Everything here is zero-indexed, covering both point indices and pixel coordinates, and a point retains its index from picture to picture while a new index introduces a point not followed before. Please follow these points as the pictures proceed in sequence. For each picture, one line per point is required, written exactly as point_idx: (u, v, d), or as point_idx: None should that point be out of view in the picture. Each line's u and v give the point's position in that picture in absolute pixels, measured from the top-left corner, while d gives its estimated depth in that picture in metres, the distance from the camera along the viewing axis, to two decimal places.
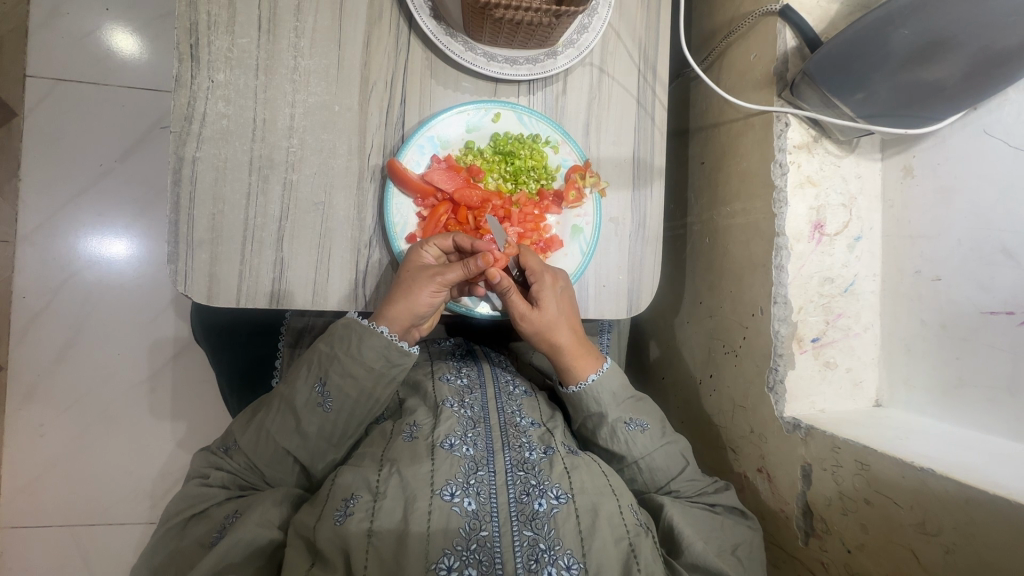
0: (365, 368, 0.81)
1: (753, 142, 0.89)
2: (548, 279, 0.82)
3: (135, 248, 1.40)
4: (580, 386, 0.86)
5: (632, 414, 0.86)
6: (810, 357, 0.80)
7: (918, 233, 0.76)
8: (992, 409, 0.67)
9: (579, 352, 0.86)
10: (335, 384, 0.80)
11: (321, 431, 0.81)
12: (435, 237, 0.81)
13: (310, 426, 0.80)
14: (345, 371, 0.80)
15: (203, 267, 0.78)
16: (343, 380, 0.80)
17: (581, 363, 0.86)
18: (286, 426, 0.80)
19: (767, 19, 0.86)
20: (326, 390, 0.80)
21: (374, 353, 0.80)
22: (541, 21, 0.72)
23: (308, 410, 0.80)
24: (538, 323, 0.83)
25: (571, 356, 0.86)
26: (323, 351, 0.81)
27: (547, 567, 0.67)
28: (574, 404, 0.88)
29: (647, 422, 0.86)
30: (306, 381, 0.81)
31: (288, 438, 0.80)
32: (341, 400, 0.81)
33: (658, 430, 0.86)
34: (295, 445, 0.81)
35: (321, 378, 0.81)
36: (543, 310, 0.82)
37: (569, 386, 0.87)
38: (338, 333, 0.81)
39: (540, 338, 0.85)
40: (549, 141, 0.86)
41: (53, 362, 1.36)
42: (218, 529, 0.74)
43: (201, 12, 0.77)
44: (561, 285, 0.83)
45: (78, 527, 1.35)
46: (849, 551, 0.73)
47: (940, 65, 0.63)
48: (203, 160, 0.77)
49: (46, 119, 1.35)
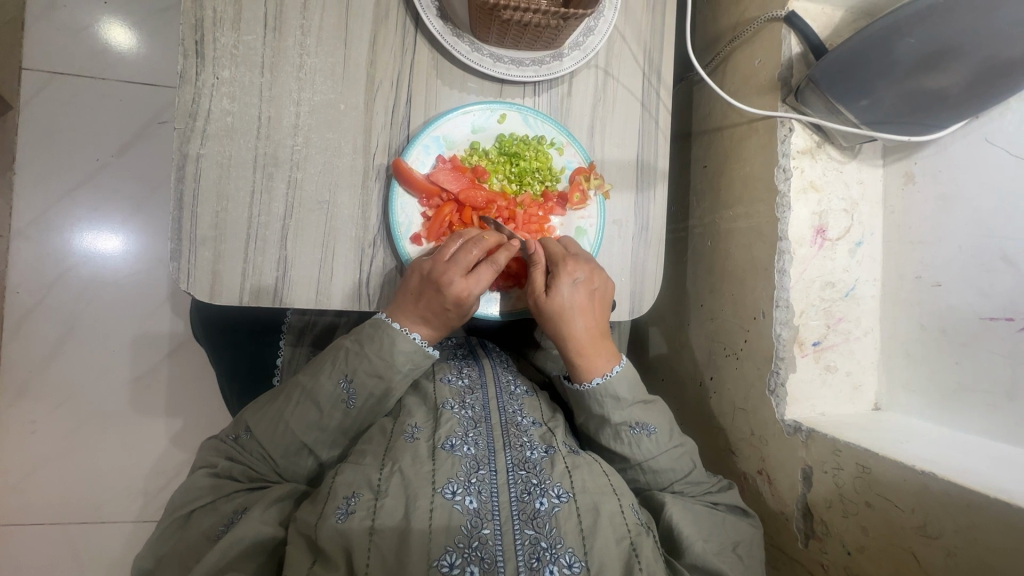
0: (393, 368, 0.82)
1: (757, 147, 0.89)
2: (569, 267, 0.82)
3: (130, 244, 1.39)
4: (586, 385, 0.84)
5: (639, 418, 0.85)
6: (811, 361, 0.81)
7: (918, 240, 0.77)
8: (991, 414, 0.68)
9: (593, 351, 0.85)
10: (361, 382, 0.81)
11: (342, 426, 0.82)
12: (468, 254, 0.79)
13: (332, 421, 0.81)
14: (373, 370, 0.81)
15: (206, 265, 0.78)
16: (369, 379, 0.81)
17: (591, 360, 0.85)
18: (306, 419, 0.80)
19: (771, 25, 0.87)
20: (351, 387, 0.81)
21: (404, 356, 0.81)
22: (548, 23, 0.73)
23: (332, 406, 0.81)
24: (555, 305, 0.83)
25: (582, 350, 0.85)
26: (349, 348, 0.81)
27: (548, 565, 0.67)
28: (578, 402, 0.87)
29: (654, 426, 0.85)
30: (330, 376, 0.81)
31: (307, 432, 0.80)
32: (364, 398, 0.82)
33: (666, 434, 0.85)
34: (314, 439, 0.81)
35: (347, 375, 0.81)
36: (555, 295, 0.82)
37: (575, 383, 0.86)
38: (367, 331, 0.81)
39: (557, 325, 0.84)
40: (554, 142, 0.86)
41: (47, 358, 1.34)
42: (225, 522, 0.73)
43: (207, 8, 0.76)
44: (581, 278, 0.82)
45: (70, 526, 1.34)
46: (849, 553, 0.74)
47: (943, 74, 0.64)
48: (208, 156, 0.77)
49: (41, 112, 1.33)
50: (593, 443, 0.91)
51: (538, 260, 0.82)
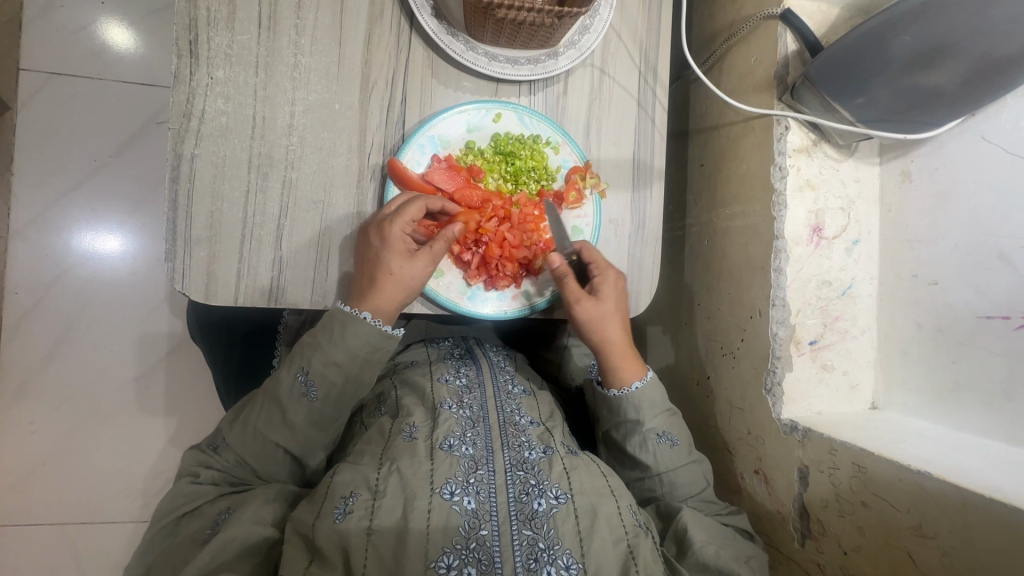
0: (348, 355, 0.80)
1: (753, 145, 0.89)
2: (610, 275, 0.85)
3: (127, 244, 1.39)
4: (624, 391, 0.86)
5: (666, 428, 0.86)
6: (808, 360, 0.81)
7: (915, 238, 0.76)
8: (988, 413, 0.68)
9: (627, 355, 0.87)
10: (318, 373, 0.79)
11: (308, 420, 0.80)
12: (407, 211, 0.77)
13: (297, 416, 0.79)
14: (328, 360, 0.79)
15: (201, 265, 0.78)
16: (326, 369, 0.79)
17: (629, 367, 0.87)
18: (273, 419, 0.80)
19: (768, 22, 0.86)
20: (308, 379, 0.79)
21: (358, 341, 0.79)
22: (543, 22, 0.72)
23: (292, 401, 0.79)
24: (594, 313, 0.84)
25: (619, 356, 0.87)
26: (306, 343, 0.80)
27: (545, 567, 0.67)
28: (609, 408, 0.89)
29: (677, 438, 0.86)
30: (289, 372, 0.80)
31: (275, 431, 0.80)
32: (325, 388, 0.80)
33: (687, 448, 0.87)
34: (284, 437, 0.80)
35: (304, 368, 0.79)
36: (602, 298, 0.84)
37: (610, 390, 0.87)
38: (322, 323, 0.80)
39: (593, 332, 0.85)
40: (550, 141, 0.86)
41: (46, 359, 1.34)
42: (211, 525, 0.74)
43: (201, 8, 0.76)
44: (621, 284, 0.86)
45: (69, 526, 1.34)
46: (845, 553, 0.73)
47: (940, 71, 0.64)
48: (202, 156, 0.77)
49: (39, 112, 1.33)
50: (613, 454, 0.92)
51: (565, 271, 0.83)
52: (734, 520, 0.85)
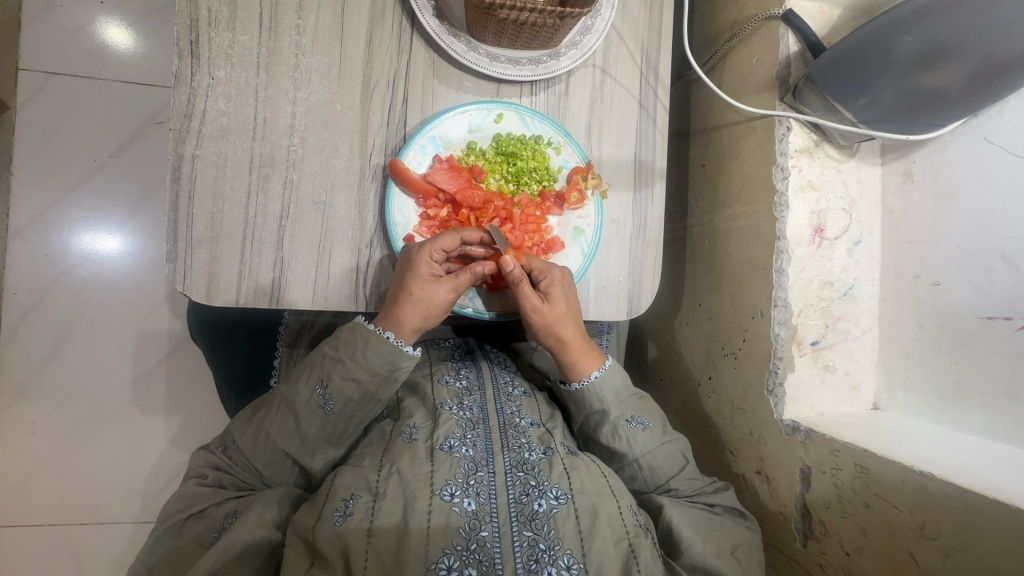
0: (368, 373, 0.80)
1: (755, 146, 0.89)
2: (557, 276, 0.82)
3: (127, 244, 1.39)
4: (583, 383, 0.86)
5: (634, 412, 0.87)
6: (809, 361, 0.81)
7: (917, 239, 0.76)
8: (991, 414, 0.68)
9: (585, 349, 0.86)
10: (337, 387, 0.80)
11: (321, 432, 0.81)
12: (441, 239, 0.78)
13: (311, 427, 0.80)
14: (349, 375, 0.80)
15: (202, 266, 0.77)
16: (345, 384, 0.80)
17: (586, 360, 0.87)
18: (286, 428, 0.80)
19: (769, 23, 0.86)
20: (327, 392, 0.80)
21: (379, 359, 0.80)
22: (545, 22, 0.72)
23: (308, 412, 0.80)
24: (551, 317, 0.82)
25: (575, 352, 0.86)
26: (327, 354, 0.81)
27: (546, 567, 0.66)
28: (576, 403, 0.89)
29: (648, 420, 0.87)
30: (307, 383, 0.80)
31: (287, 440, 0.80)
32: (342, 403, 0.80)
33: (659, 429, 0.87)
34: (295, 447, 0.80)
35: (323, 381, 0.80)
36: (554, 304, 0.82)
37: (572, 384, 0.88)
38: (344, 337, 0.81)
39: (548, 334, 0.84)
40: (552, 142, 0.86)
41: (45, 359, 1.34)
42: (217, 528, 0.73)
43: (202, 8, 0.76)
44: (568, 280, 0.84)
45: (68, 527, 1.34)
46: (847, 553, 0.73)
47: (943, 72, 0.64)
48: (203, 157, 0.77)
49: (38, 112, 1.33)
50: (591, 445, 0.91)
51: (519, 284, 0.79)
52: (721, 500, 0.84)
